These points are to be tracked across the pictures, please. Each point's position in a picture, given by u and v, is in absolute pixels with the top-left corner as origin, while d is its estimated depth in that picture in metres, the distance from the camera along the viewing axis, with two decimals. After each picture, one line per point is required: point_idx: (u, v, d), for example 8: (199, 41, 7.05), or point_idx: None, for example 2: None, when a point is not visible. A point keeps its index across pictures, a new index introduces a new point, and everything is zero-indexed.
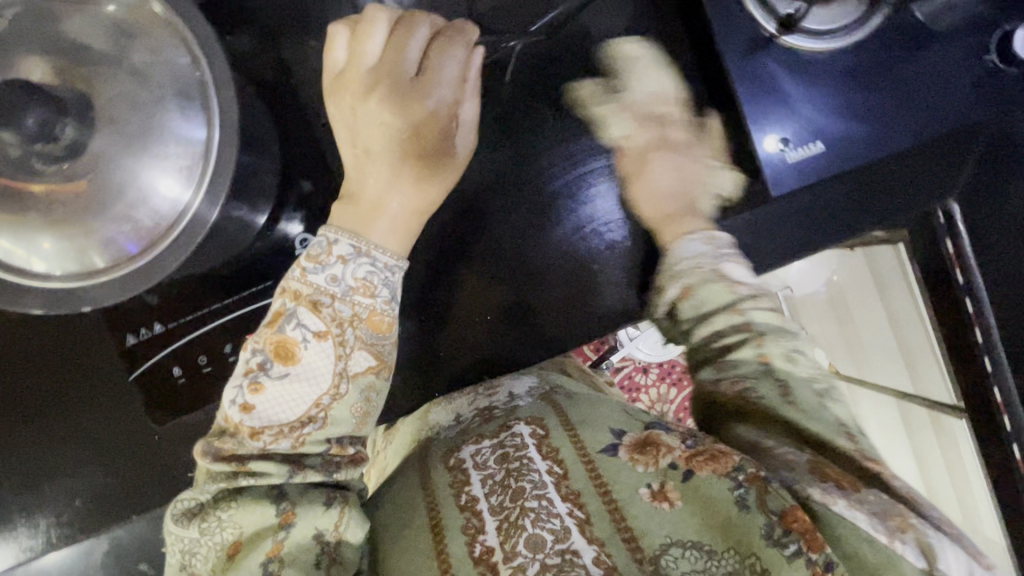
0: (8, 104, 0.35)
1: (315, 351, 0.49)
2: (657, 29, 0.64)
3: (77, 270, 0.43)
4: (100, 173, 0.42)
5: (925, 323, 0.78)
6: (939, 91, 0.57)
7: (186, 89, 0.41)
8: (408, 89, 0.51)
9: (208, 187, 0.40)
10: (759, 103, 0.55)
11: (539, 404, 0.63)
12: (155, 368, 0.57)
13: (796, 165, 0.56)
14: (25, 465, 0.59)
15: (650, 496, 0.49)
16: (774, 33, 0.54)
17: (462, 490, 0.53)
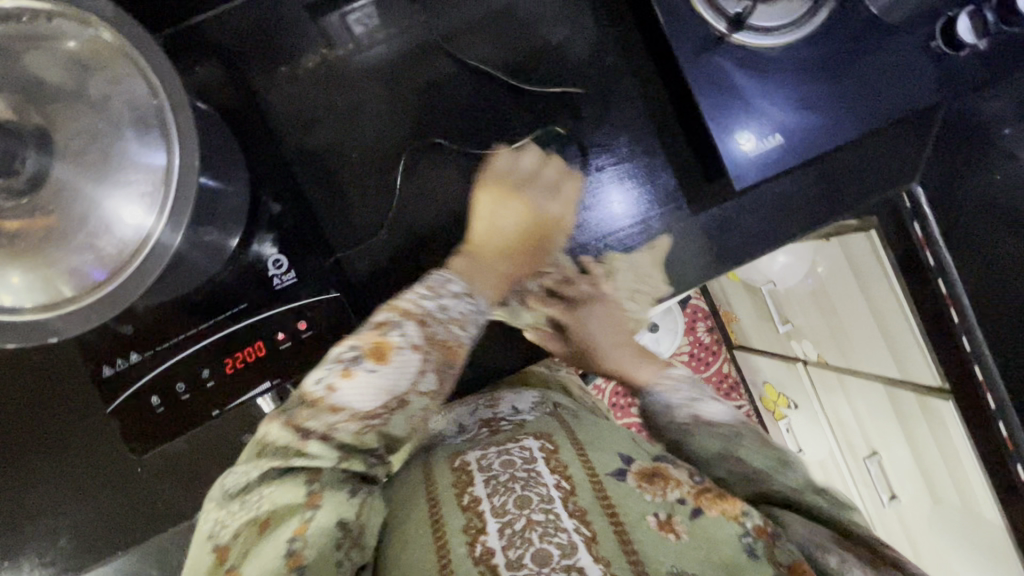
0: None
1: (405, 361, 0.51)
2: (614, 33, 0.65)
3: (44, 301, 0.43)
4: (64, 204, 0.43)
5: (906, 313, 0.78)
6: (892, 77, 0.58)
7: (143, 117, 0.42)
8: (517, 188, 0.62)
9: (170, 213, 0.41)
10: (716, 100, 0.57)
11: (547, 419, 0.61)
12: (130, 402, 0.55)
13: (756, 158, 0.57)
14: (7, 505, 0.58)
15: (657, 524, 0.48)
16: (724, 32, 0.55)
17: (465, 490, 0.51)
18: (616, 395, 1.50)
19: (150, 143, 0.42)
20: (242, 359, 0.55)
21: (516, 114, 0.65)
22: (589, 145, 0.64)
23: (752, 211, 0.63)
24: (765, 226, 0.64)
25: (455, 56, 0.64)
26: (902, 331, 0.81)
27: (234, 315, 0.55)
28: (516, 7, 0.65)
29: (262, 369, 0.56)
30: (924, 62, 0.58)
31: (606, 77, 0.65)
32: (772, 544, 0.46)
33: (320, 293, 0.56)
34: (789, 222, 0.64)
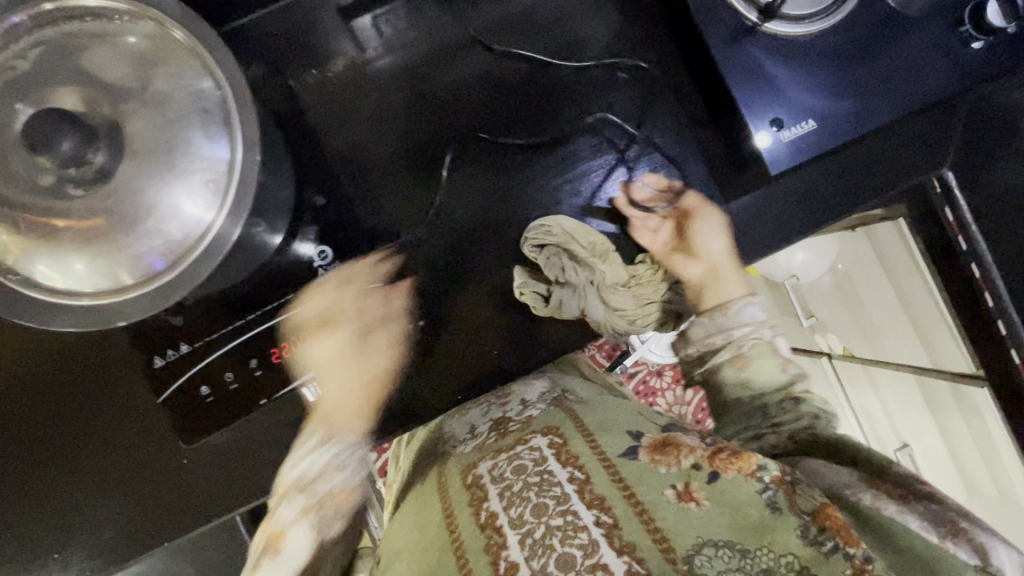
0: (43, 133, 0.38)
1: (302, 540, 0.57)
2: (643, 28, 0.67)
3: (106, 289, 0.44)
4: (129, 194, 0.44)
5: (937, 298, 0.77)
6: (920, 63, 0.59)
7: (208, 110, 0.44)
8: (370, 338, 0.61)
9: (231, 206, 0.42)
10: (749, 88, 0.58)
11: (552, 410, 0.68)
12: (182, 389, 0.57)
13: (790, 144, 0.58)
14: (54, 497, 0.59)
15: (676, 496, 0.54)
16: (755, 23, 0.56)
17: (481, 506, 0.57)
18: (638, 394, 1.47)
19: (214, 136, 0.44)
20: (292, 347, 0.58)
21: (545, 111, 0.66)
22: (621, 137, 0.65)
23: (785, 198, 0.64)
24: (791, 214, 0.64)
25: (486, 55, 0.66)
26: (930, 318, 0.81)
27: (283, 305, 0.58)
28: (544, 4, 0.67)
29: (312, 357, 0.59)
30: (951, 47, 0.59)
31: (632, 72, 0.66)
32: (792, 495, 0.52)
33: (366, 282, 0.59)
34: (815, 211, 0.64)
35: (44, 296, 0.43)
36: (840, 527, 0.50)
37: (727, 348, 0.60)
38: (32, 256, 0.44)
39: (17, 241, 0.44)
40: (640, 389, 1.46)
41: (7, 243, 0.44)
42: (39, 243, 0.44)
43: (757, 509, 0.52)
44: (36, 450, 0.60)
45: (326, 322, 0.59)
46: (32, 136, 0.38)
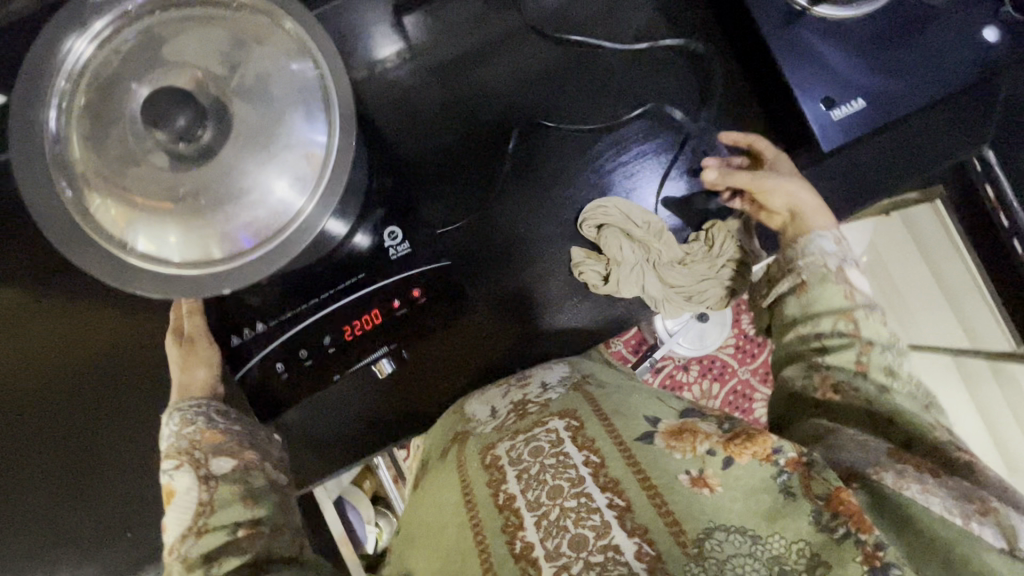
0: (162, 108, 0.41)
1: (185, 478, 0.53)
2: (691, 16, 0.69)
3: (195, 260, 0.47)
4: (231, 176, 0.47)
5: (978, 281, 0.80)
6: (962, 42, 0.61)
7: (308, 95, 0.49)
8: (189, 347, 0.59)
9: (322, 195, 0.47)
10: (801, 69, 0.60)
11: (571, 394, 0.60)
12: (259, 368, 0.61)
13: (842, 123, 0.60)
14: (126, 469, 0.65)
15: (690, 481, 0.49)
16: (806, 6, 0.59)
17: (499, 489, 0.52)
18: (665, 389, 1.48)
19: (313, 116, 0.48)
20: (360, 326, 0.62)
21: (589, 99, 0.69)
22: (670, 121, 0.67)
23: (830, 177, 0.66)
24: (829, 195, 0.66)
25: (529, 46, 0.69)
26: (971, 301, 0.83)
27: (354, 284, 0.63)
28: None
29: (381, 333, 0.63)
30: (989, 26, 0.60)
31: (669, 60, 0.69)
32: (806, 479, 0.47)
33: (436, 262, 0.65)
34: (854, 192, 0.66)
35: (140, 263, 0.46)
36: (853, 513, 0.44)
37: (787, 278, 0.60)
38: (134, 226, 0.47)
39: (122, 212, 0.47)
40: (668, 382, 1.47)
41: (115, 214, 0.47)
42: (144, 209, 0.47)
43: (770, 493, 0.48)
44: (122, 422, 0.65)
45: (393, 300, 0.63)
46: (155, 112, 0.41)
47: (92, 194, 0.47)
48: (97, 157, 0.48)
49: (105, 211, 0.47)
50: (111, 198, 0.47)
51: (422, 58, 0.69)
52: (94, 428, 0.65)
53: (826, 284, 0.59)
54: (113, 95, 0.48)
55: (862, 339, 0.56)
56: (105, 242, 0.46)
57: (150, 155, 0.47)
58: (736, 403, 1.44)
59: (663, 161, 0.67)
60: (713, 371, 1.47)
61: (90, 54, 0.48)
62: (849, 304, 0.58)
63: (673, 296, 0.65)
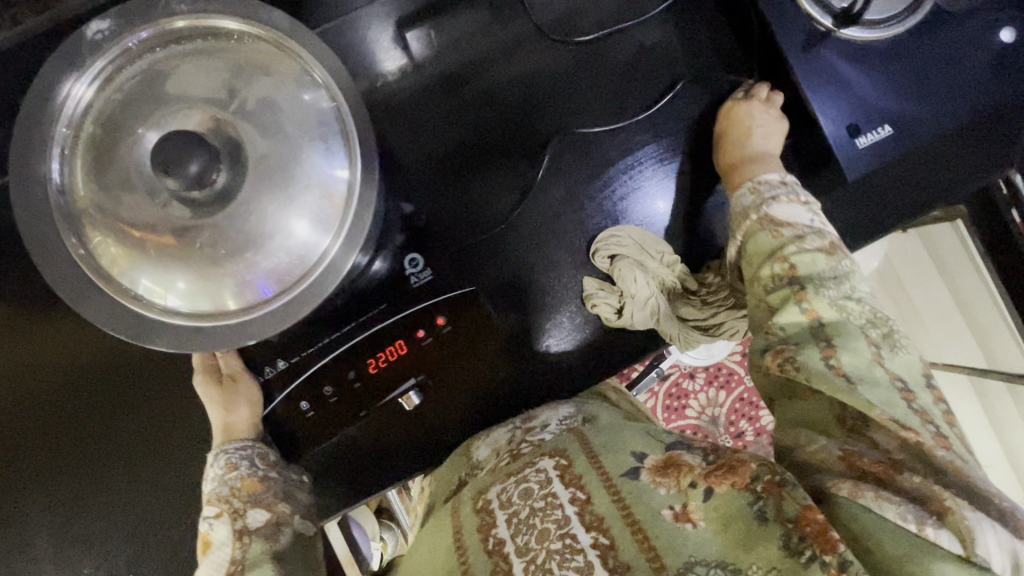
0: (177, 155, 0.42)
1: (225, 531, 0.55)
2: (707, 31, 0.66)
3: (206, 311, 0.50)
4: (252, 216, 0.50)
5: (1000, 305, 0.78)
6: (991, 62, 0.58)
7: (327, 130, 0.51)
8: (228, 386, 0.60)
9: (347, 236, 0.49)
10: (825, 93, 0.57)
11: (565, 434, 0.59)
12: (287, 404, 0.62)
13: (868, 150, 0.58)
14: (111, 506, 0.63)
15: (673, 517, 0.49)
16: (830, 28, 0.56)
17: (490, 533, 0.53)
18: (671, 397, 1.47)
19: (332, 152, 0.51)
20: (385, 358, 0.63)
21: (598, 119, 0.66)
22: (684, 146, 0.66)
23: (854, 199, 0.63)
24: (850, 223, 0.63)
25: (533, 64, 0.66)
26: (990, 321, 0.82)
27: (377, 315, 0.63)
28: (594, 6, 0.65)
29: (405, 364, 0.63)
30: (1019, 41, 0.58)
31: (679, 80, 0.66)
32: (779, 500, 0.46)
33: (455, 291, 0.64)
34: (880, 219, 0.63)
35: (156, 313, 0.49)
36: (816, 534, 0.43)
37: (730, 245, 0.60)
38: (137, 270, 0.50)
39: (121, 251, 0.50)
40: (674, 391, 1.46)
41: (115, 255, 0.50)
42: (167, 255, 0.50)
43: (744, 521, 0.47)
44: (124, 461, 0.64)
45: (419, 331, 0.63)
46: (169, 157, 0.42)
47: (92, 234, 0.49)
48: (103, 205, 0.49)
49: (104, 250, 0.49)
50: (114, 242, 0.50)
51: (427, 73, 0.66)
52: (87, 467, 0.63)
53: (755, 234, 0.57)
54: (119, 139, 0.50)
55: (799, 286, 0.54)
56: (120, 295, 0.48)
57: (149, 199, 0.50)
58: (742, 411, 1.42)
59: (672, 172, 0.66)
60: (720, 379, 1.46)
61: (89, 97, 0.49)
62: (779, 242, 0.56)
63: (691, 331, 0.65)
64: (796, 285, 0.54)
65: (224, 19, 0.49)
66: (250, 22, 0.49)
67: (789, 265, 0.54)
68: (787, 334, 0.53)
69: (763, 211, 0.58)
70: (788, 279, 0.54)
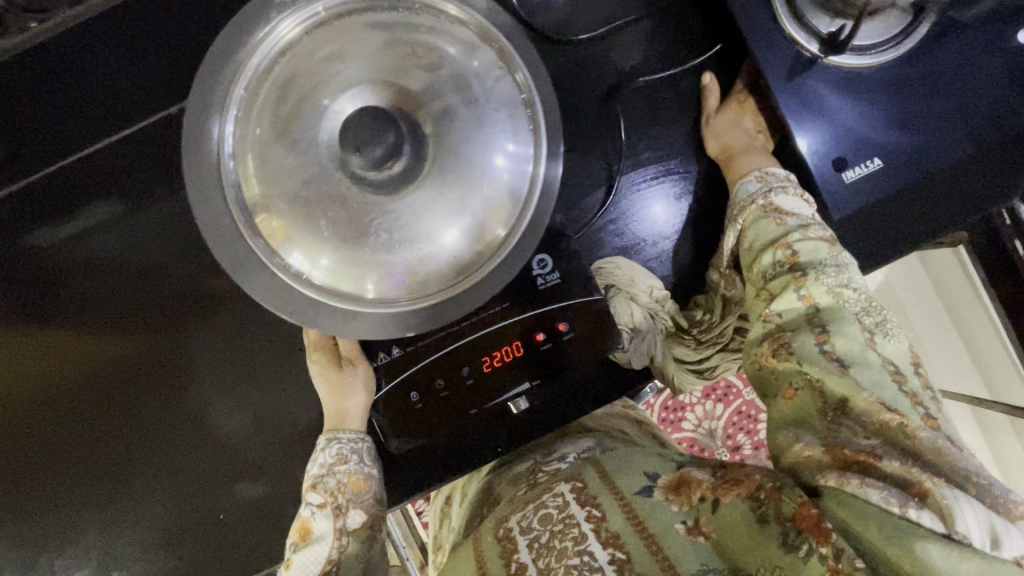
0: (373, 132, 0.44)
1: (326, 524, 0.56)
2: (687, 51, 0.63)
3: (348, 291, 0.51)
4: (432, 197, 0.51)
5: (1004, 337, 0.73)
6: (980, 82, 0.55)
7: (517, 119, 0.52)
8: (348, 371, 0.61)
9: (517, 246, 0.51)
10: (809, 124, 0.54)
11: (580, 462, 0.63)
12: (394, 396, 0.62)
13: (856, 185, 0.55)
14: (97, 531, 0.64)
15: (686, 531, 0.51)
16: (817, 53, 0.53)
17: (511, 558, 0.54)
18: (667, 410, 1.44)
19: (517, 137, 0.52)
20: (500, 357, 0.61)
21: (578, 143, 0.63)
22: (676, 167, 0.64)
23: None
24: (861, 247, 0.57)
25: None
26: (992, 350, 0.77)
27: (495, 314, 0.61)
28: (571, 23, 0.62)
29: (517, 367, 0.61)
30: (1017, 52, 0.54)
31: (662, 103, 0.63)
32: (777, 500, 0.47)
33: (585, 297, 0.60)
34: None
35: (315, 289, 0.50)
36: (810, 526, 0.44)
37: (728, 232, 0.59)
38: (291, 243, 0.51)
39: (282, 224, 0.50)
40: (670, 405, 1.43)
41: (274, 228, 0.50)
42: (331, 231, 0.51)
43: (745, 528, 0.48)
44: (104, 490, 0.64)
45: (538, 335, 0.61)
46: (362, 137, 0.44)
47: (260, 207, 0.50)
48: (267, 184, 0.50)
49: (265, 221, 0.50)
50: (277, 216, 0.50)
51: None
52: (76, 490, 0.63)
53: (756, 222, 0.56)
54: (304, 102, 0.50)
55: (797, 272, 0.52)
56: (270, 262, 0.49)
57: (326, 171, 0.50)
58: (740, 425, 1.39)
59: (680, 179, 0.64)
60: (717, 392, 1.43)
61: (292, 39, 0.50)
62: (782, 231, 0.54)
63: (686, 372, 0.66)
64: (798, 270, 0.52)
65: (450, 10, 0.51)
66: (469, 11, 0.51)
67: (791, 252, 0.53)
68: (783, 320, 0.53)
69: (768, 198, 0.56)
70: (790, 266, 0.53)
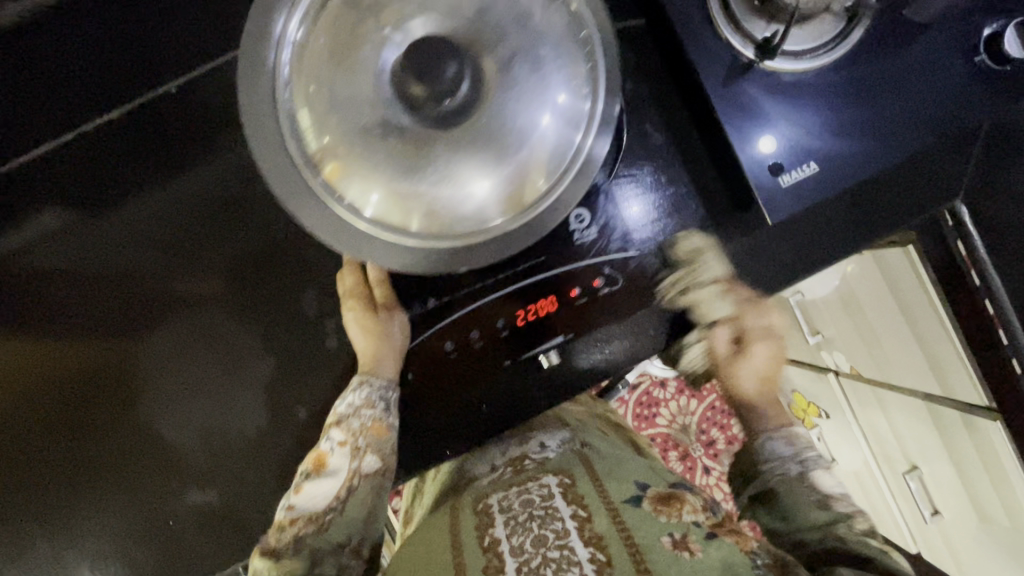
0: (437, 58, 0.47)
1: (342, 461, 0.65)
2: (634, 50, 0.62)
3: (397, 225, 0.52)
4: (490, 138, 0.52)
5: (950, 332, 0.74)
6: (923, 87, 0.55)
7: (574, 71, 0.52)
8: (381, 316, 0.62)
9: (563, 195, 0.51)
10: (745, 130, 0.54)
11: (568, 456, 0.69)
12: (429, 344, 0.62)
13: (791, 189, 0.54)
14: (55, 537, 0.64)
15: (672, 543, 0.56)
16: (752, 59, 0.53)
17: (486, 532, 0.58)
18: (641, 406, 1.45)
19: (575, 87, 0.52)
20: (534, 312, 0.61)
21: None
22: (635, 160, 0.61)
23: (780, 238, 0.61)
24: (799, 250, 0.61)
25: None
26: (944, 348, 0.77)
27: (532, 267, 0.61)
28: None
29: (553, 321, 0.61)
30: (956, 59, 0.55)
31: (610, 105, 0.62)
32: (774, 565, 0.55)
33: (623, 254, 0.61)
34: (812, 255, 0.61)
35: (367, 220, 0.51)
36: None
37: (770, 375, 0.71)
38: (348, 178, 0.51)
39: (340, 155, 0.50)
40: (644, 400, 1.44)
41: (333, 167, 0.50)
42: (387, 169, 0.51)
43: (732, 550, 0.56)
44: (49, 503, 0.64)
45: (573, 290, 0.61)
46: (421, 67, 0.47)
47: (318, 137, 0.50)
48: (324, 120, 0.50)
49: (324, 156, 0.50)
50: (335, 149, 0.50)
51: None
52: (36, 496, 0.64)
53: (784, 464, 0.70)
54: (364, 45, 0.50)
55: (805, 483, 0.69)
56: (328, 193, 0.50)
57: (393, 112, 0.50)
58: (714, 420, 1.41)
59: (644, 172, 0.61)
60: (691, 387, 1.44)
61: None
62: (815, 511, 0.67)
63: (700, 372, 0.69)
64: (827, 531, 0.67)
65: None
66: None
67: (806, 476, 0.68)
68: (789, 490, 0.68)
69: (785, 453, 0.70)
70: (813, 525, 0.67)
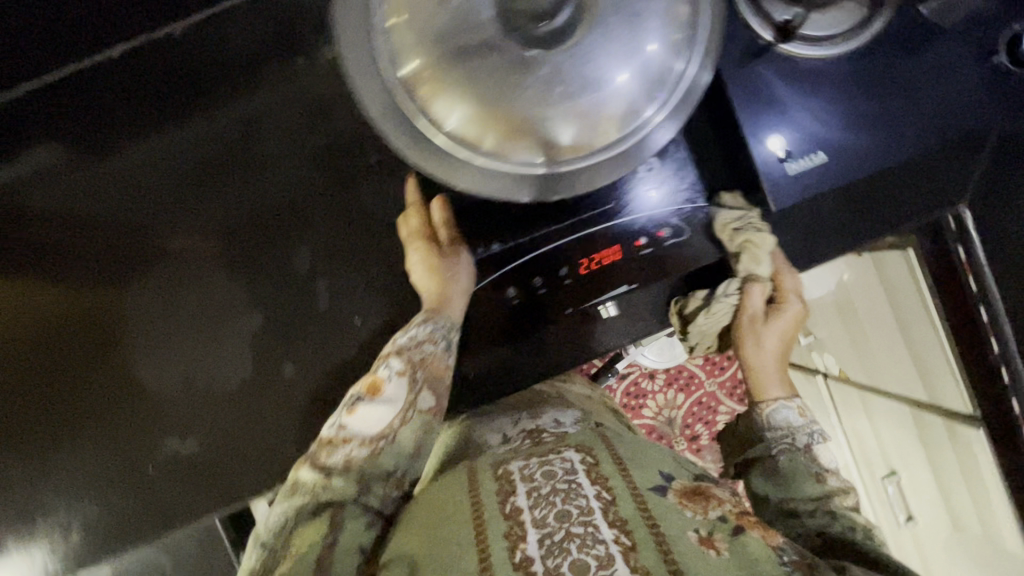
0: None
1: (399, 390, 0.57)
2: None
3: (470, 143, 0.53)
4: (575, 75, 0.53)
5: (938, 335, 0.72)
6: (940, 85, 0.54)
7: (674, 23, 0.53)
8: (444, 252, 0.60)
9: (630, 146, 0.54)
10: (756, 114, 0.54)
11: (587, 432, 0.64)
12: (490, 288, 0.62)
13: (798, 177, 0.54)
14: (37, 474, 0.63)
15: (698, 540, 0.49)
16: (771, 40, 0.53)
17: (508, 499, 0.54)
18: (628, 396, 1.45)
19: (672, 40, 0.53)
20: (598, 260, 0.60)
21: None
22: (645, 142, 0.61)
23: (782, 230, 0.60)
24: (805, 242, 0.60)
25: None
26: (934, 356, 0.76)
27: (600, 216, 0.60)
28: None
29: (616, 271, 0.60)
30: (974, 60, 0.55)
31: None
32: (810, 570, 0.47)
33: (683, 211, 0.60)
34: (813, 250, 0.61)
35: (443, 135, 0.52)
36: None
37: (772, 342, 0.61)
38: (435, 94, 0.52)
39: (432, 76, 0.51)
40: (631, 391, 1.44)
41: (421, 78, 0.51)
42: (472, 92, 0.52)
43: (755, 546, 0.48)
44: (29, 439, 0.63)
45: (638, 240, 0.60)
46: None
47: (412, 56, 0.50)
48: (418, 33, 0.50)
49: (415, 69, 0.51)
50: (427, 69, 0.51)
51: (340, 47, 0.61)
52: (21, 431, 0.63)
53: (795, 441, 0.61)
54: None
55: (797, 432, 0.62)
56: (411, 105, 0.51)
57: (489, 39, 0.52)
58: (700, 415, 1.42)
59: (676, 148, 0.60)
60: (679, 381, 1.44)
61: None
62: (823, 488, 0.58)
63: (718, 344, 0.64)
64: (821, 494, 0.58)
65: None
66: None
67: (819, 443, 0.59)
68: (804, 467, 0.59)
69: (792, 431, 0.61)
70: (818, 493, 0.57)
